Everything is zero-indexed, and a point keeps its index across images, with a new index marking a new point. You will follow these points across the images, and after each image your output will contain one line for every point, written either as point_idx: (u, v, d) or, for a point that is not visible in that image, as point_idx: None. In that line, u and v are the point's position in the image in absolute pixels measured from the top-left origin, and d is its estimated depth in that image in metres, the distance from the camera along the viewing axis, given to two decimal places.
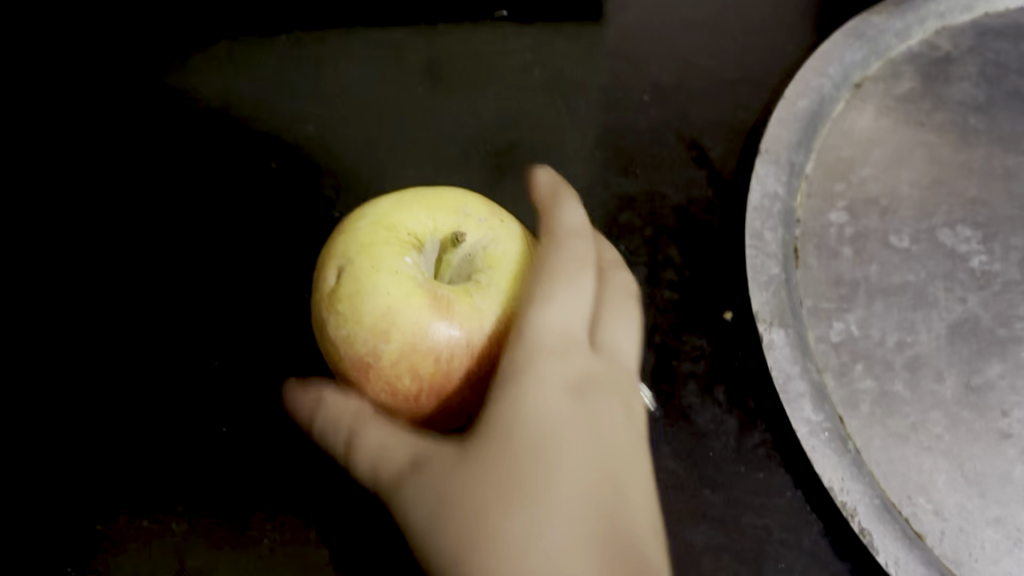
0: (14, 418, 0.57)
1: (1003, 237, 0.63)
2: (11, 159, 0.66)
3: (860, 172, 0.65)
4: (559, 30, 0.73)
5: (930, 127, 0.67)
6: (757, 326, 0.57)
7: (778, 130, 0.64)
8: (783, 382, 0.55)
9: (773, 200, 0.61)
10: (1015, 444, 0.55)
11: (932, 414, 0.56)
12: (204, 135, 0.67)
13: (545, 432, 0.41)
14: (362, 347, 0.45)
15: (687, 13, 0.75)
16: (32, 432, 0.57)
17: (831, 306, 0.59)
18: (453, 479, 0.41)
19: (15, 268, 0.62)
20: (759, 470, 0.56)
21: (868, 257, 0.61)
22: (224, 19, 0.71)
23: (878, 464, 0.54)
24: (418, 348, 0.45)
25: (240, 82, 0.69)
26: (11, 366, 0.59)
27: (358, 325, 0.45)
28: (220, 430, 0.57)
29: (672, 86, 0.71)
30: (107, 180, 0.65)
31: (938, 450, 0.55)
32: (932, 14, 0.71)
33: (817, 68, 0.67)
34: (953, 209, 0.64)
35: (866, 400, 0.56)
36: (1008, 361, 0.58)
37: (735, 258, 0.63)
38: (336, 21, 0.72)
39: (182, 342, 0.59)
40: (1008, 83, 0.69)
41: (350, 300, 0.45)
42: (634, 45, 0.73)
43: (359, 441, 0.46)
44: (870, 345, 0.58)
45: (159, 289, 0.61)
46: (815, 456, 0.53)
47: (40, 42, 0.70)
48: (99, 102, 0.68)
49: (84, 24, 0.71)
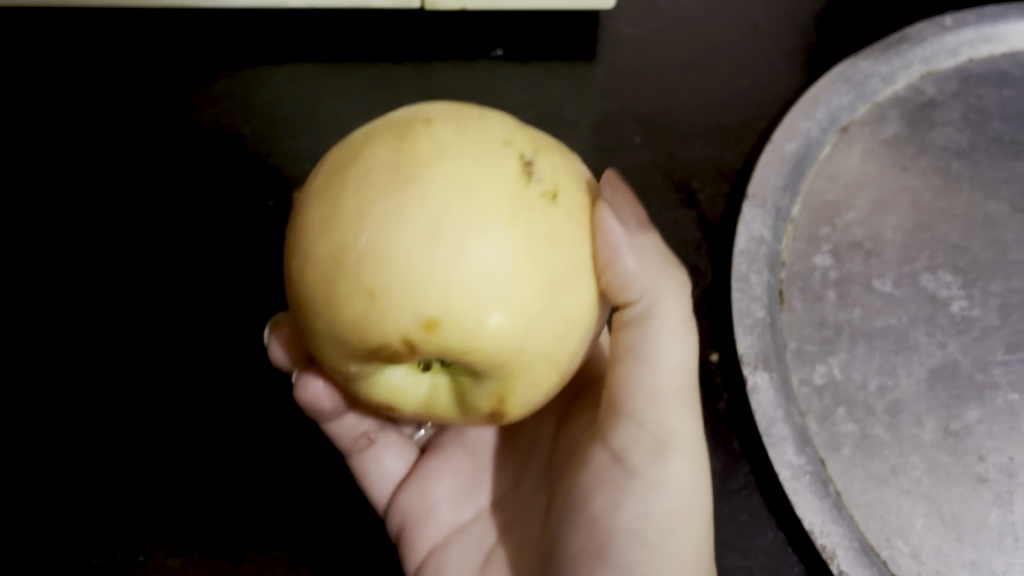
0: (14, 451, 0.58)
1: (983, 283, 0.64)
2: (16, 195, 0.68)
3: (845, 216, 0.66)
4: (554, 69, 0.75)
5: (914, 170, 0.69)
6: (742, 368, 0.59)
7: (765, 174, 0.65)
8: (767, 426, 0.56)
9: (760, 244, 0.63)
10: (991, 488, 0.56)
11: (911, 458, 0.57)
12: (204, 175, 0.69)
13: None
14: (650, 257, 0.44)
15: (679, 52, 0.76)
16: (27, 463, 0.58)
17: (814, 349, 0.61)
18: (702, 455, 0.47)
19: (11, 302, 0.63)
20: (742, 512, 0.57)
21: (851, 301, 0.63)
22: (227, 58, 0.74)
23: (858, 507, 0.55)
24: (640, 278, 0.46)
25: (239, 121, 0.71)
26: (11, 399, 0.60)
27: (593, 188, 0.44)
28: (216, 466, 0.58)
29: (662, 127, 0.72)
30: (108, 216, 0.67)
31: (916, 493, 0.56)
32: (917, 60, 0.72)
33: (805, 112, 0.68)
34: (935, 254, 0.65)
35: (847, 443, 0.57)
36: (986, 406, 0.59)
37: (722, 297, 0.64)
38: (334, 61, 0.74)
39: (179, 378, 0.61)
40: (991, 129, 0.70)
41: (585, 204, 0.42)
42: (626, 85, 0.74)
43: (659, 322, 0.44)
44: (852, 388, 0.59)
45: (157, 325, 0.63)
46: (797, 498, 0.54)
47: (51, 85, 0.72)
48: (102, 141, 0.70)
49: (92, 65, 0.73)
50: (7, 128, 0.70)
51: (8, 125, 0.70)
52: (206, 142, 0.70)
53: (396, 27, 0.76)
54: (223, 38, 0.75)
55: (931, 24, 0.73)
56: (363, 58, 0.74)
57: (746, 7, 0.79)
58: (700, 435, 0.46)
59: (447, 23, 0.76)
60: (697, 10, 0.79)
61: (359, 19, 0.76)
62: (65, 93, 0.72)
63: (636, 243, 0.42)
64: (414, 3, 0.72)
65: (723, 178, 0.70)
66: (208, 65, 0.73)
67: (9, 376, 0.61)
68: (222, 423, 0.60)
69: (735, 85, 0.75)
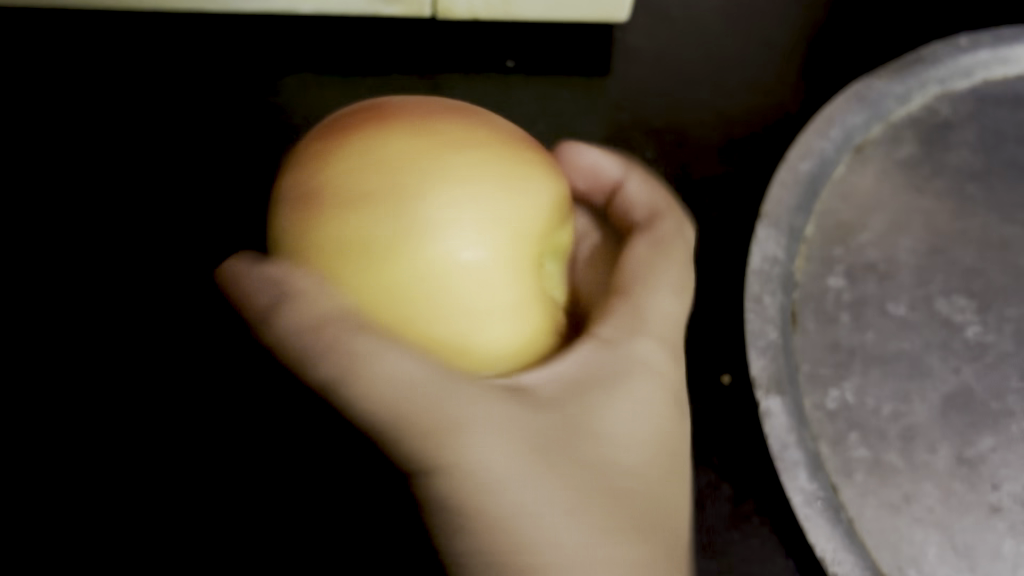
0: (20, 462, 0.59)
1: (998, 307, 0.63)
2: (25, 199, 0.67)
3: (859, 238, 0.66)
4: (566, 84, 0.74)
5: (929, 193, 0.68)
6: (755, 392, 0.58)
7: (779, 193, 0.64)
8: (780, 450, 0.55)
9: (773, 264, 0.62)
10: (1004, 517, 0.56)
11: (923, 485, 0.56)
12: (211, 190, 0.68)
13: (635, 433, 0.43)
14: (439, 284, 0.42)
15: (692, 67, 0.76)
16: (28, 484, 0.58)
17: (827, 373, 0.60)
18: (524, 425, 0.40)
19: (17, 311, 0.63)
20: (753, 537, 0.57)
21: (865, 324, 0.62)
22: (239, 64, 0.73)
23: (869, 534, 0.55)
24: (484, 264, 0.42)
25: (246, 133, 0.70)
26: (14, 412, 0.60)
27: (399, 216, 0.41)
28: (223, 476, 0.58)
29: (673, 143, 0.71)
30: (115, 222, 0.66)
31: (929, 521, 0.55)
32: (932, 80, 0.72)
33: (820, 130, 0.68)
34: (950, 278, 0.64)
35: (860, 469, 0.57)
36: (1000, 434, 0.59)
37: (731, 317, 0.64)
38: (345, 69, 0.73)
39: (180, 395, 0.61)
40: (1006, 152, 0.70)
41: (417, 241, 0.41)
42: (637, 99, 0.74)
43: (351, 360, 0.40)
44: (864, 413, 0.59)
45: (154, 341, 0.62)
46: (809, 525, 0.53)
47: (63, 86, 0.72)
48: (102, 153, 0.69)
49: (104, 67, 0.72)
50: (12, 138, 0.69)
51: (6, 135, 0.69)
52: (215, 156, 0.69)
53: (406, 37, 0.75)
54: (232, 45, 0.74)
55: (946, 44, 0.73)
56: (374, 66, 0.74)
57: (759, 24, 0.78)
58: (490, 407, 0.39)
59: (456, 33, 0.75)
60: (710, 24, 0.78)
61: (368, 28, 0.75)
62: (65, 103, 0.71)
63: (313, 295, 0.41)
64: (426, 12, 0.72)
65: (737, 195, 0.69)
66: (215, 75, 0.72)
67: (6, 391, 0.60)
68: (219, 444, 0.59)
69: (746, 103, 0.74)
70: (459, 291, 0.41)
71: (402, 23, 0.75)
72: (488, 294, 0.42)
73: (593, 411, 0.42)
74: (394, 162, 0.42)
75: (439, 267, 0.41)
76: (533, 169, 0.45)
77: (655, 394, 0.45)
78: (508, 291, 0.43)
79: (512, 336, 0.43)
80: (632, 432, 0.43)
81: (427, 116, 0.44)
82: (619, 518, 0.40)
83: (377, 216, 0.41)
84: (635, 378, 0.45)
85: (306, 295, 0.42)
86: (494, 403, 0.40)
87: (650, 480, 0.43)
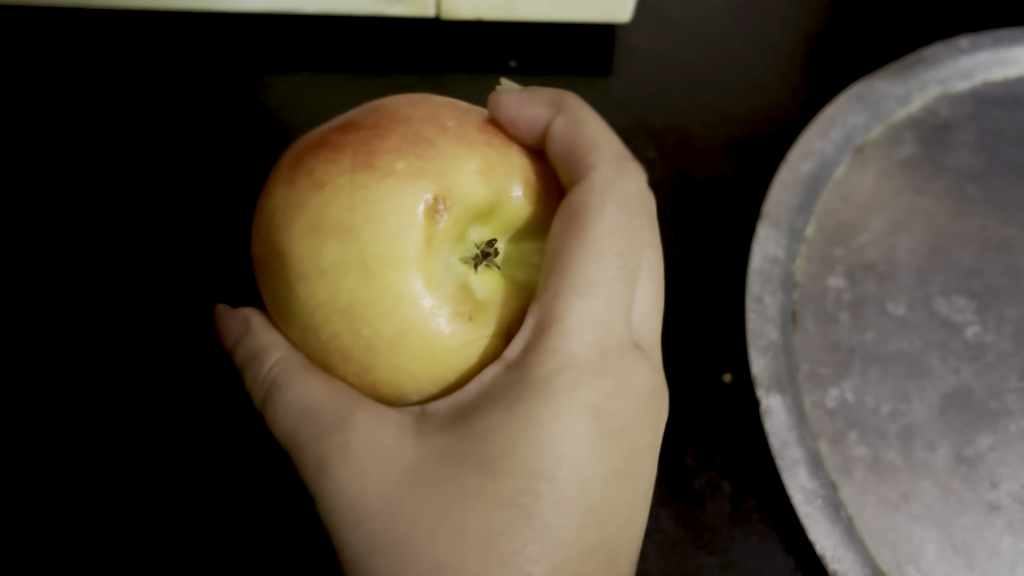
0: (25, 458, 0.59)
1: (997, 308, 0.64)
2: (28, 195, 0.67)
3: (859, 238, 0.66)
4: (569, 84, 0.75)
5: (928, 194, 0.68)
6: (756, 390, 0.58)
7: (780, 193, 0.65)
8: (780, 449, 0.56)
9: (774, 263, 0.62)
10: (1002, 515, 0.56)
11: (923, 484, 0.57)
12: (218, 187, 0.68)
13: (560, 452, 0.40)
14: (323, 319, 0.42)
15: (695, 68, 0.76)
16: (33, 483, 0.58)
17: (827, 372, 0.60)
18: (411, 451, 0.40)
19: (22, 309, 0.64)
20: (754, 535, 0.57)
21: (865, 324, 0.62)
22: (243, 63, 0.74)
23: (868, 531, 0.55)
24: (353, 276, 0.41)
25: (250, 132, 0.71)
26: (20, 409, 0.60)
27: (283, 275, 0.43)
28: (228, 473, 0.59)
29: (676, 143, 0.72)
30: (119, 218, 0.67)
31: (928, 519, 0.56)
32: (932, 81, 0.72)
33: (821, 131, 0.68)
34: (949, 278, 0.65)
35: (859, 467, 0.57)
36: (999, 433, 0.59)
37: (731, 316, 0.64)
38: (349, 69, 0.74)
39: (185, 396, 0.61)
40: (1005, 153, 0.70)
41: (308, 270, 0.42)
42: (640, 98, 0.74)
43: (281, 395, 0.44)
44: (863, 412, 0.59)
45: (157, 342, 0.63)
46: (810, 523, 0.54)
47: (67, 82, 0.72)
48: (104, 152, 0.69)
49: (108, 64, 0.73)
50: (17, 136, 0.70)
51: (6, 134, 0.70)
52: (218, 153, 0.70)
53: (409, 37, 0.76)
54: (236, 44, 0.74)
55: (946, 46, 0.73)
56: (378, 66, 0.74)
57: (761, 25, 0.79)
58: (383, 428, 0.41)
59: (461, 34, 0.76)
60: (712, 26, 0.78)
61: (372, 28, 0.76)
62: (66, 102, 0.71)
63: (260, 334, 0.47)
64: (430, 12, 0.73)
65: (737, 195, 0.69)
66: (219, 74, 0.73)
67: (9, 388, 0.61)
68: (224, 445, 0.60)
69: (748, 103, 0.74)
70: (343, 309, 0.41)
71: (405, 23, 0.76)
72: (355, 334, 0.41)
73: (495, 441, 0.39)
74: (276, 220, 0.43)
75: (327, 304, 0.41)
76: (402, 183, 0.42)
77: (581, 414, 0.40)
78: (376, 328, 0.41)
79: (412, 369, 0.42)
80: (531, 465, 0.39)
81: (318, 147, 0.44)
82: (474, 560, 0.38)
83: (275, 273, 0.44)
84: (560, 398, 0.40)
85: (257, 334, 0.47)
86: (382, 430, 0.41)
87: (552, 526, 0.39)
